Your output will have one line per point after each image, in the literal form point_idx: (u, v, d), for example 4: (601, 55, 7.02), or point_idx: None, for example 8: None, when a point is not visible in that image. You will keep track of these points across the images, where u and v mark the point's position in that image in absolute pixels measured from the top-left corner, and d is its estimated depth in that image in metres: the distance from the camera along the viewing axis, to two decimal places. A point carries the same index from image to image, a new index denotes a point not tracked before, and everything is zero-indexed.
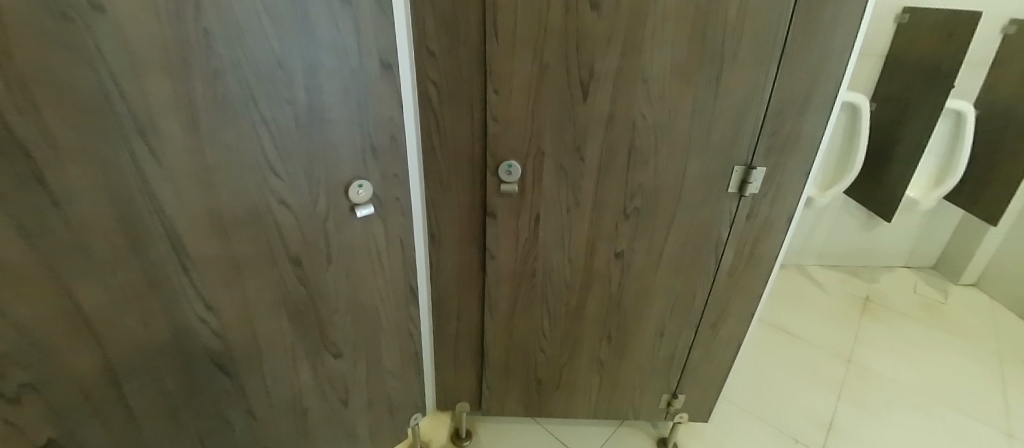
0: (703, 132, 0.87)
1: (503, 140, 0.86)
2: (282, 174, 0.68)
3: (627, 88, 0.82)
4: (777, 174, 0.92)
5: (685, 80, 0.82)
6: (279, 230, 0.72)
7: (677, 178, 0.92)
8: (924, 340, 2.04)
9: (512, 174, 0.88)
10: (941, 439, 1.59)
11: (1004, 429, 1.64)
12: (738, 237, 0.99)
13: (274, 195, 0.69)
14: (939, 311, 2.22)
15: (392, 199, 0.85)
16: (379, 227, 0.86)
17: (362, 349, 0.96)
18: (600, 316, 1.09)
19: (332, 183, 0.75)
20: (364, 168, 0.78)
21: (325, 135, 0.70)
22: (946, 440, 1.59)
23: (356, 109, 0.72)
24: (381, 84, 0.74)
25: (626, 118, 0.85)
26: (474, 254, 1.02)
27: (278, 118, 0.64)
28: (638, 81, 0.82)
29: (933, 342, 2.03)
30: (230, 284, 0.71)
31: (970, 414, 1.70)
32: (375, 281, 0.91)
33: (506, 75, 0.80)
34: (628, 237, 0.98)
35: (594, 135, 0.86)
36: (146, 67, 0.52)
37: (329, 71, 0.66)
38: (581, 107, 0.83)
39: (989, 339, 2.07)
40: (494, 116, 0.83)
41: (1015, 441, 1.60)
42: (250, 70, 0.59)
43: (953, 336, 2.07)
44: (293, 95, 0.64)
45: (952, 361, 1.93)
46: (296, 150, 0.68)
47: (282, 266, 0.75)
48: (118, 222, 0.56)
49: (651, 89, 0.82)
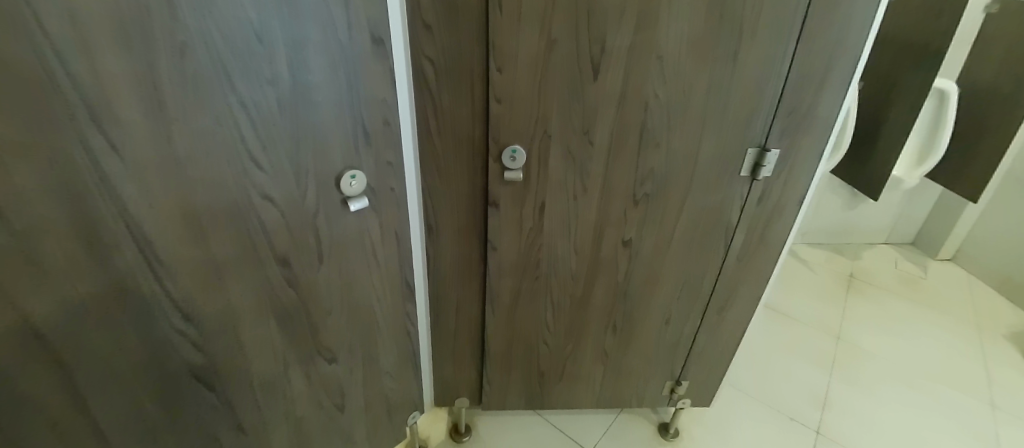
0: (717, 112, 0.82)
1: (507, 123, 0.79)
2: (265, 165, 0.60)
3: (641, 64, 0.76)
4: (790, 155, 0.88)
5: (702, 56, 0.76)
6: (264, 229, 0.64)
7: (690, 161, 0.87)
8: (908, 315, 2.09)
9: (517, 160, 0.82)
10: (930, 414, 1.64)
11: (986, 401, 1.71)
12: (749, 221, 0.96)
13: (257, 188, 0.61)
14: (920, 287, 2.29)
15: (388, 191, 0.78)
16: (373, 220, 0.78)
17: (357, 351, 0.90)
18: (606, 306, 1.05)
19: (322, 174, 0.67)
20: (356, 156, 0.70)
21: (312, 120, 0.62)
22: (935, 415, 1.64)
23: (346, 91, 0.64)
24: (374, 61, 0.66)
25: (639, 98, 0.79)
26: (474, 245, 0.96)
27: (259, 101, 0.56)
28: (652, 57, 0.76)
29: (917, 317, 2.09)
30: (210, 291, 0.63)
31: (956, 388, 1.76)
32: (370, 280, 0.84)
33: (510, 51, 0.73)
34: (638, 224, 0.93)
35: (604, 117, 0.81)
36: (98, 41, 0.43)
37: (315, 46, 0.58)
38: (592, 87, 0.77)
39: (968, 313, 2.14)
40: (497, 96, 0.76)
41: (997, 412, 1.67)
42: (224, 44, 0.51)
43: (934, 311, 2.14)
44: (275, 74, 0.56)
45: (935, 336, 2.00)
46: (280, 137, 0.60)
47: (268, 266, 0.67)
48: (76, 227, 0.48)
49: (666, 67, 0.77)
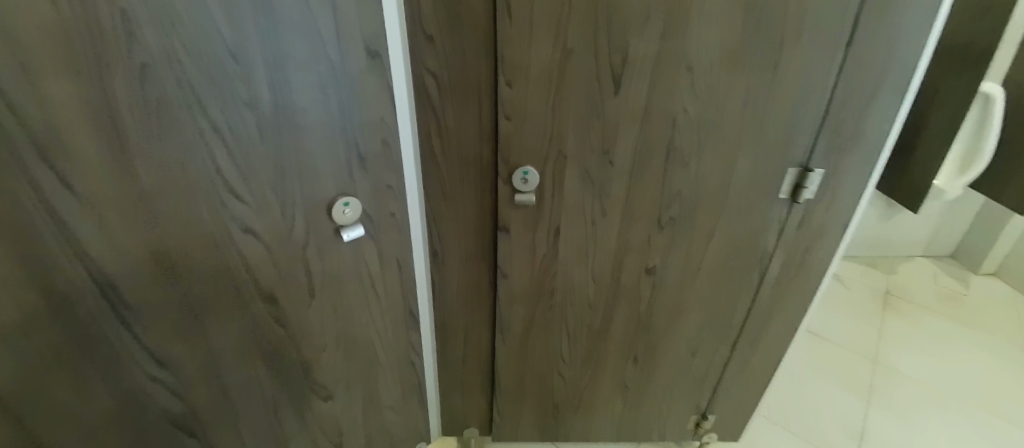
0: (754, 129, 0.74)
1: (517, 142, 0.72)
2: (246, 195, 0.54)
3: (667, 77, 0.68)
4: (836, 175, 0.79)
5: (736, 68, 0.68)
6: (246, 265, 0.58)
7: (721, 183, 0.78)
8: (952, 336, 1.94)
9: (529, 182, 0.74)
10: None
11: None
12: (787, 247, 0.87)
13: (236, 220, 0.55)
14: (964, 304, 2.12)
15: (387, 217, 0.72)
16: (371, 249, 0.72)
17: (356, 387, 0.83)
18: (627, 338, 0.96)
19: (311, 202, 0.60)
20: (350, 182, 0.64)
21: (300, 145, 0.56)
22: None
23: (337, 111, 0.58)
24: (369, 78, 0.59)
25: (664, 114, 0.71)
26: (483, 272, 0.88)
27: (236, 126, 0.50)
28: (681, 69, 0.67)
29: (962, 339, 1.93)
30: (187, 335, 0.57)
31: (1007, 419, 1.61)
32: (369, 312, 0.77)
33: (520, 65, 0.65)
34: (662, 251, 0.85)
35: (626, 135, 0.72)
36: (41, 66, 0.37)
37: (299, 64, 0.52)
38: (612, 102, 0.69)
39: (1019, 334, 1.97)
40: (507, 113, 0.69)
41: None
42: (192, 65, 0.44)
43: (980, 330, 1.98)
44: (254, 95, 0.50)
45: (983, 359, 1.84)
46: (262, 164, 0.54)
47: (253, 304, 0.61)
48: (27, 276, 0.42)
49: (695, 80, 0.68)
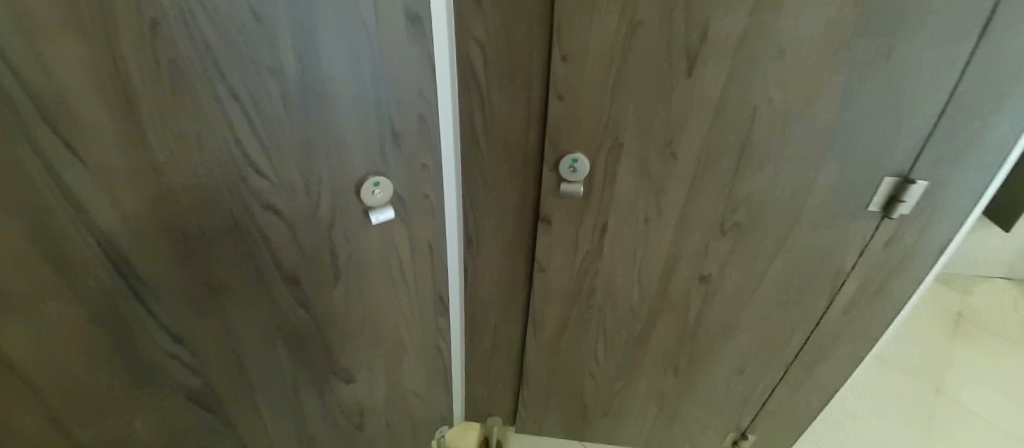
0: (851, 128, 0.62)
1: (567, 126, 0.64)
2: (270, 170, 0.50)
3: (752, 60, 0.57)
4: (944, 188, 0.66)
5: (841, 53, 0.56)
6: (267, 244, 0.54)
7: (801, 187, 0.68)
8: None
9: (578, 171, 0.66)
10: None
11: None
12: (869, 266, 0.75)
13: (259, 196, 0.51)
14: None
15: (420, 201, 0.66)
16: (402, 234, 0.67)
17: (379, 373, 0.80)
18: (668, 347, 0.88)
19: (339, 181, 0.56)
20: (382, 160, 0.58)
21: (328, 118, 0.51)
22: None
23: (371, 82, 0.52)
24: (407, 46, 0.52)
25: (743, 104, 0.61)
26: (518, 266, 0.82)
27: (258, 95, 0.45)
28: (770, 51, 0.56)
29: None
30: (206, 312, 0.54)
31: None
32: (396, 299, 0.73)
33: (579, 38, 0.56)
34: (721, 259, 0.76)
35: (694, 127, 0.63)
36: (41, 19, 0.32)
37: (330, 27, 0.45)
38: (683, 88, 0.60)
39: None
40: (559, 92, 0.61)
41: None
42: (209, 23, 0.39)
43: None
44: (279, 61, 0.44)
45: None
46: (287, 137, 0.49)
47: (275, 285, 0.58)
48: (36, 245, 0.40)
49: (786, 65, 0.57)
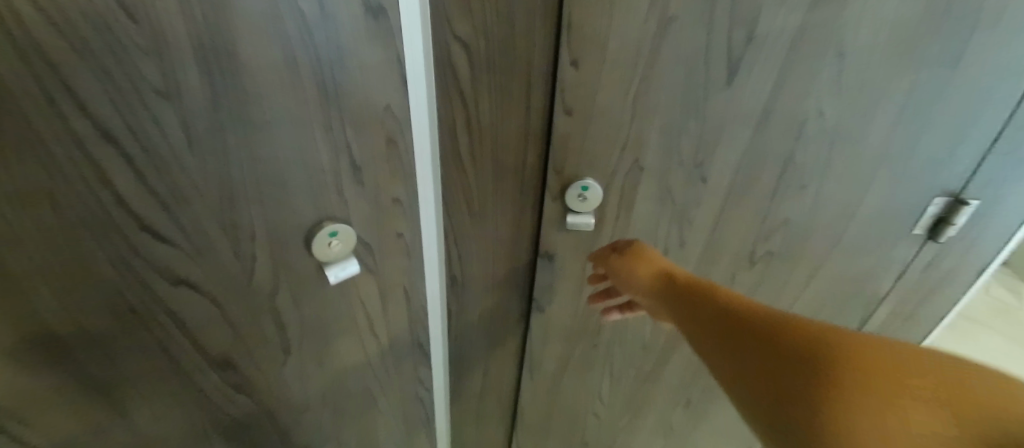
0: (912, 137, 0.52)
1: (577, 146, 0.51)
2: (175, 232, 0.35)
3: (806, 65, 0.46)
4: (999, 207, 0.58)
5: (916, 50, 0.45)
6: (183, 326, 0.40)
7: (844, 211, 0.58)
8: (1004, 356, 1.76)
9: (588, 200, 0.55)
10: None
11: None
12: (905, 292, 0.67)
13: (161, 267, 0.36)
14: None
15: (393, 243, 0.53)
16: (371, 286, 0.53)
17: (349, 442, 0.66)
18: (681, 383, 0.79)
19: (282, 234, 0.41)
20: (340, 201, 0.44)
21: (259, 155, 0.36)
22: None
23: (317, 100, 0.38)
24: (366, 50, 0.39)
25: (790, 118, 0.50)
26: (512, 302, 0.69)
27: (148, 131, 0.30)
28: (829, 55, 0.45)
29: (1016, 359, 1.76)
30: (102, 416, 0.40)
31: None
32: (368, 360, 0.59)
33: (594, 37, 0.43)
34: (749, 289, 0.66)
35: (730, 145, 0.51)
36: None
37: (252, 27, 0.31)
38: (721, 98, 0.48)
39: None
40: (567, 106, 0.48)
41: None
42: (46, 27, 0.24)
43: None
44: (175, 81, 0.30)
45: None
46: (197, 186, 0.34)
47: (200, 374, 0.43)
48: None
49: (848, 68, 0.46)
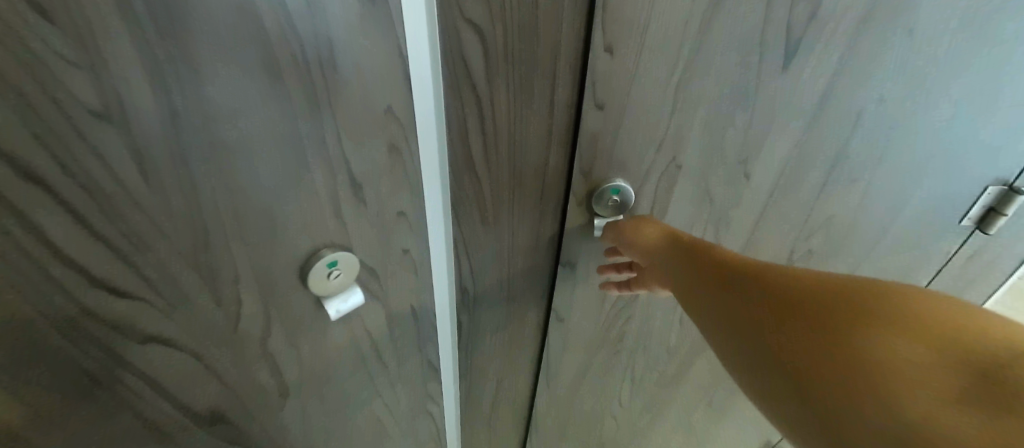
0: (969, 128, 0.47)
1: (608, 147, 0.45)
2: (138, 281, 0.29)
3: (874, 47, 0.39)
4: None
5: (994, 27, 0.39)
6: (160, 383, 0.34)
7: (891, 206, 0.53)
8: None
9: (619, 204, 0.49)
10: None
11: None
12: (943, 284, 0.64)
13: (122, 325, 0.30)
14: None
15: (401, 267, 0.46)
16: (377, 313, 0.47)
17: None
18: (706, 383, 0.75)
19: (271, 265, 0.35)
20: (338, 226, 0.38)
21: (239, 179, 0.30)
22: None
23: (306, 111, 0.31)
24: (363, 45, 0.31)
25: (849, 106, 0.44)
26: (530, 313, 0.64)
27: (86, 166, 0.24)
28: (901, 34, 0.39)
29: None
30: None
31: None
32: (376, 387, 0.54)
33: (634, 21, 0.36)
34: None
35: (779, 140, 0.46)
36: None
37: (214, 23, 0.24)
38: (775, 89, 0.42)
39: None
40: (598, 100, 0.41)
41: None
42: None
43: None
44: (118, 103, 0.23)
45: None
46: (161, 225, 0.28)
47: (185, 427, 0.38)
48: None
49: (919, 50, 0.40)
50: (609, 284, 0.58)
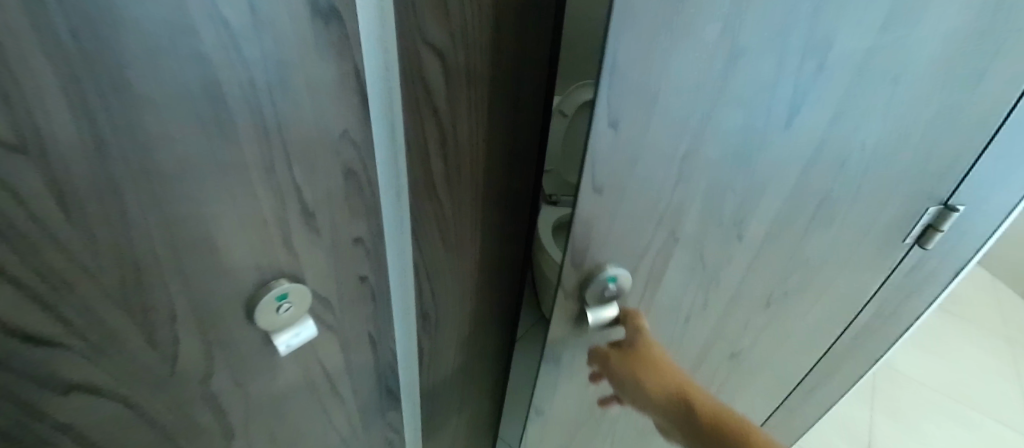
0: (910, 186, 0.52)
1: (603, 220, 0.41)
2: (57, 328, 0.27)
3: (844, 116, 0.42)
4: (983, 212, 0.58)
5: (945, 88, 0.43)
6: (83, 430, 0.31)
7: (845, 234, 0.56)
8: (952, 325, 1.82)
9: (614, 290, 0.48)
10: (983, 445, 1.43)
11: None
12: (885, 297, 0.68)
13: (39, 375, 0.27)
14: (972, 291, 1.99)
15: (359, 294, 0.44)
16: (333, 343, 0.44)
17: None
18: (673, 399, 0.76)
19: (213, 300, 0.33)
20: (289, 254, 0.36)
21: (177, 209, 0.28)
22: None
23: (253, 136, 0.29)
24: (316, 66, 0.30)
25: (827, 165, 0.46)
26: (494, 324, 0.65)
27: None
28: (868, 104, 0.42)
29: (966, 330, 1.81)
30: None
31: (1004, 416, 1.53)
32: (333, 419, 0.51)
33: (641, 97, 0.34)
34: (761, 320, 0.64)
35: (769, 197, 0.47)
36: None
37: (148, 43, 0.23)
38: (769, 143, 0.42)
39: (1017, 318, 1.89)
40: (598, 181, 0.38)
41: None
42: None
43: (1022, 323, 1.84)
44: (38, 138, 0.21)
45: (988, 353, 1.72)
46: (85, 264, 0.26)
47: None
48: None
49: (882, 103, 0.42)
50: (593, 373, 0.60)
